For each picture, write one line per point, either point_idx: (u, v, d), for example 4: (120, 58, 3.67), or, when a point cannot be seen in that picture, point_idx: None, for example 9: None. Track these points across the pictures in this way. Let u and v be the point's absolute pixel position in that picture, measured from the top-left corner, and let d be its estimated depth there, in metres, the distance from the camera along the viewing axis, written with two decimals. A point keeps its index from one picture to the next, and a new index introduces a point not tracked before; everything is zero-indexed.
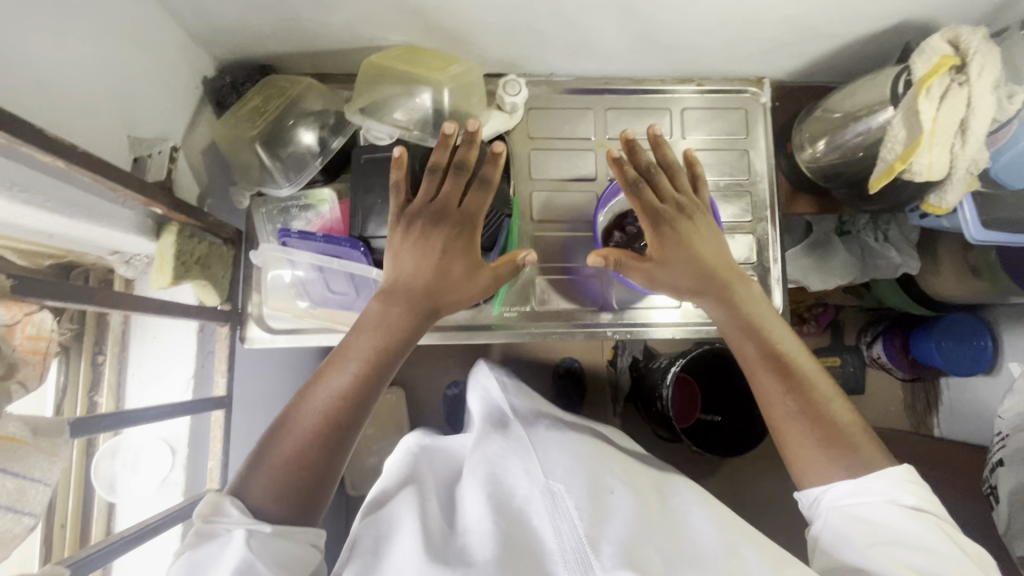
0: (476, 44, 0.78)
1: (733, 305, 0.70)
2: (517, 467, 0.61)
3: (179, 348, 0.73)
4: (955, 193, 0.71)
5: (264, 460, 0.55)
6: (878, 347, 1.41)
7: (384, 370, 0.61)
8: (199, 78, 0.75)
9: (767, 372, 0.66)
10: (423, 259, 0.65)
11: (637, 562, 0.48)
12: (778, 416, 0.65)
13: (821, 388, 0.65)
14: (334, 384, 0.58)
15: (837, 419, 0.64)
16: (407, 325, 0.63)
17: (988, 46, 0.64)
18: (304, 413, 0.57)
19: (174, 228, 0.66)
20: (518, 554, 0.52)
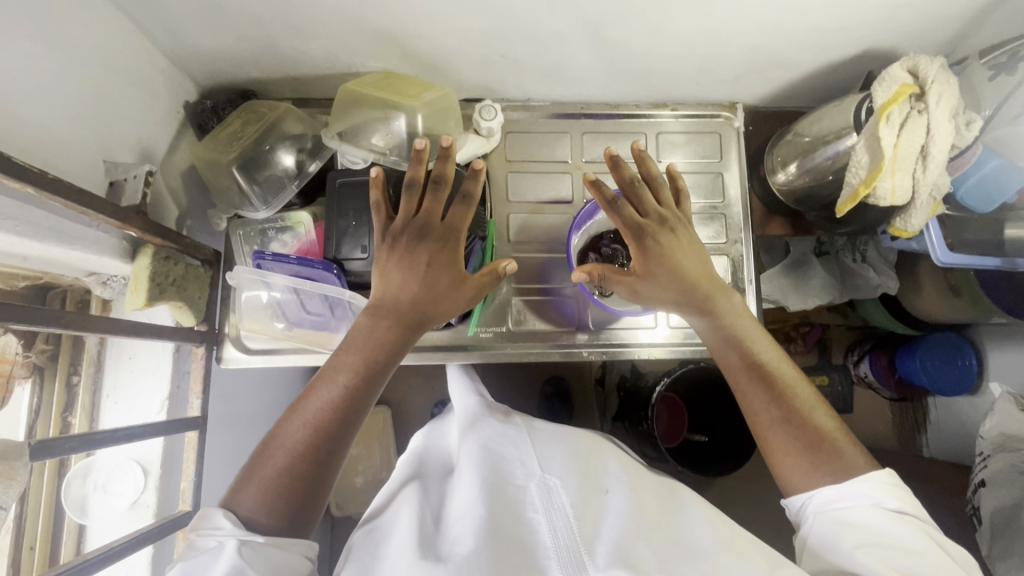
0: (453, 70, 0.80)
1: (716, 318, 0.71)
2: (512, 455, 0.61)
3: (155, 368, 0.73)
4: (920, 218, 0.72)
5: (255, 477, 0.55)
6: (865, 365, 1.42)
7: (374, 383, 0.62)
8: (180, 103, 0.77)
9: (754, 385, 0.67)
10: (408, 272, 0.65)
11: (629, 561, 0.49)
12: (764, 426, 0.66)
13: (803, 397, 0.65)
14: (323, 400, 0.59)
15: (821, 426, 0.64)
16: (393, 336, 0.64)
17: (945, 75, 0.65)
18: (293, 429, 0.58)
19: (150, 250, 0.67)
20: (512, 544, 0.52)
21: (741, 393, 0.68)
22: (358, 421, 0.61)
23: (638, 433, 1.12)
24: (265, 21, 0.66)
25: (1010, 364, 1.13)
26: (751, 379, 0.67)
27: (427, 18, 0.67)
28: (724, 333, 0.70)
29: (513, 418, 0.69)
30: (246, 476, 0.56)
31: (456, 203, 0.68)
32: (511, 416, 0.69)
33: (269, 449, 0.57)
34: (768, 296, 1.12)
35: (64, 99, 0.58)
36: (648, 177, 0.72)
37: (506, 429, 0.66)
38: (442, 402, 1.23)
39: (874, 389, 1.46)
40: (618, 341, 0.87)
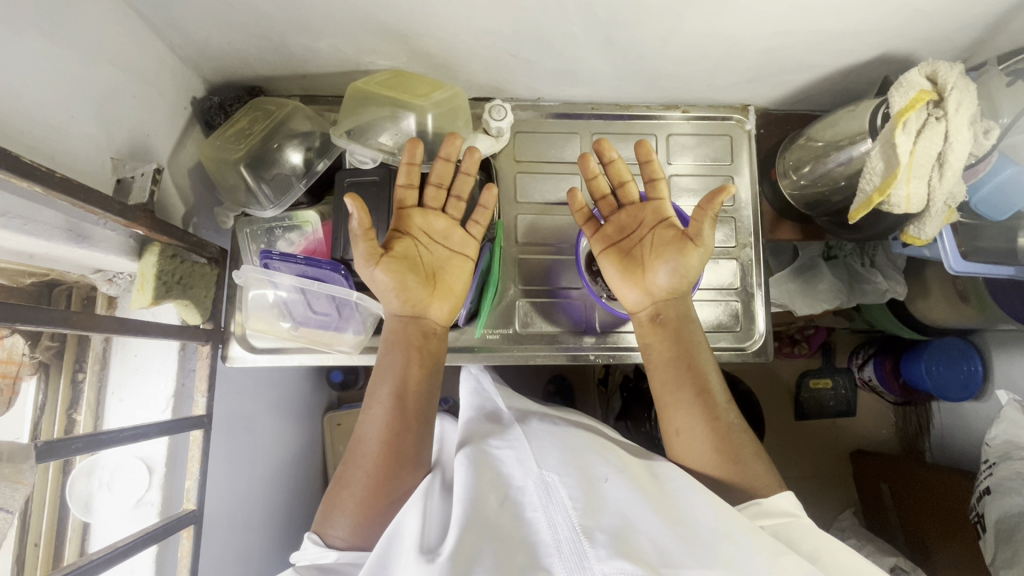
0: (462, 70, 0.79)
1: (670, 337, 0.74)
2: (508, 456, 0.64)
3: (161, 366, 0.73)
4: (934, 226, 0.71)
5: (333, 508, 0.66)
6: (869, 370, 1.43)
7: (411, 403, 0.70)
8: (188, 99, 0.76)
9: (683, 398, 0.71)
10: (391, 280, 0.70)
11: (629, 552, 0.51)
12: (684, 440, 0.70)
13: (724, 420, 0.70)
14: (372, 432, 0.68)
15: (738, 447, 0.69)
16: (424, 359, 0.72)
17: (965, 81, 0.65)
18: (356, 462, 0.68)
19: (157, 248, 0.67)
20: (510, 548, 0.54)
21: (665, 405, 0.73)
22: (413, 438, 0.68)
23: (642, 435, 1.12)
24: (275, 19, 0.65)
25: (1016, 371, 1.11)
26: (675, 394, 0.72)
27: (438, 17, 0.66)
28: (660, 351, 0.74)
29: (512, 422, 0.71)
30: (328, 501, 0.67)
31: (434, 187, 0.74)
32: (507, 419, 0.72)
33: (341, 482, 0.67)
34: (776, 300, 1.11)
35: (72, 95, 0.57)
36: (617, 174, 0.77)
37: (504, 432, 0.69)
38: (446, 401, 1.24)
39: (878, 393, 1.47)
40: (626, 344, 0.87)
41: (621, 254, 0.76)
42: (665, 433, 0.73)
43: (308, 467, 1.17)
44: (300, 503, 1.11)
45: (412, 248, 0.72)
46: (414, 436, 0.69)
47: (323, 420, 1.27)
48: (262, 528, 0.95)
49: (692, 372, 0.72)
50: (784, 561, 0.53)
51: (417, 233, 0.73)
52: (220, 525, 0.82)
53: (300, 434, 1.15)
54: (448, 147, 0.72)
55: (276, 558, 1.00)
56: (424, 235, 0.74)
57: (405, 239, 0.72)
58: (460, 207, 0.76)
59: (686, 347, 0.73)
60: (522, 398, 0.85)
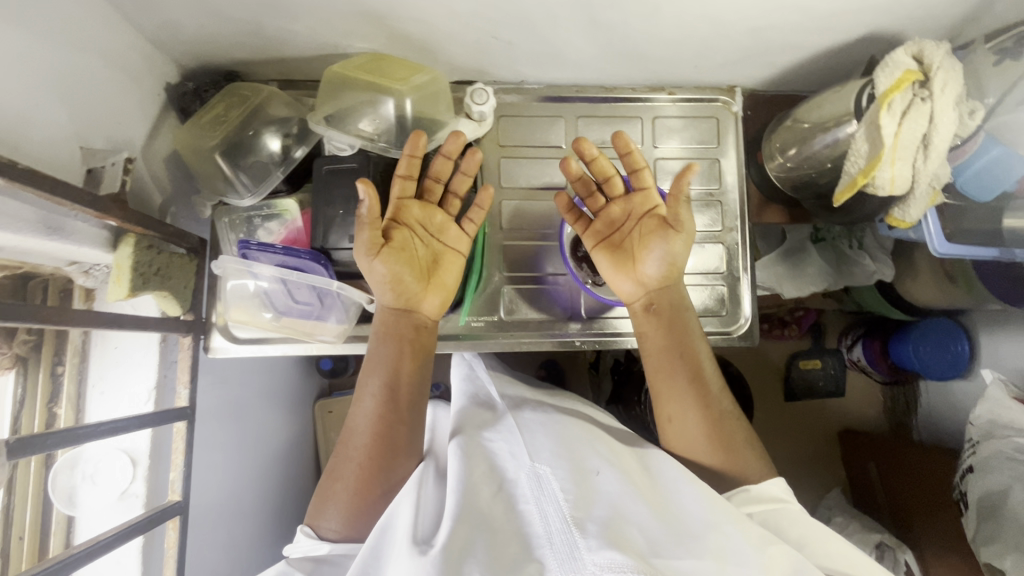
0: (443, 52, 0.77)
1: (666, 326, 0.73)
2: (502, 448, 0.64)
3: (142, 359, 0.72)
4: (919, 209, 0.71)
5: (327, 500, 0.66)
6: (858, 350, 1.45)
7: (404, 395, 0.69)
8: (161, 85, 0.75)
9: (679, 386, 0.71)
10: (387, 272, 0.69)
11: (618, 542, 0.51)
12: (680, 428, 0.70)
13: (721, 408, 0.70)
14: (364, 423, 0.68)
15: (733, 434, 0.69)
16: (415, 350, 0.72)
17: (951, 61, 0.64)
18: (349, 453, 0.67)
19: (132, 239, 0.65)
20: (502, 541, 0.54)
21: (659, 392, 0.73)
22: (405, 431, 0.68)
23: (631, 418, 1.14)
24: (247, 1, 0.63)
25: (1004, 351, 1.12)
26: (670, 382, 0.72)
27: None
28: (655, 340, 0.74)
29: (505, 413, 0.71)
30: (321, 494, 0.67)
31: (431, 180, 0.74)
32: (501, 410, 0.72)
33: (334, 474, 0.67)
34: (764, 283, 1.11)
35: (36, 82, 0.55)
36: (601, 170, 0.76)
37: (498, 424, 0.69)
38: (439, 385, 1.26)
39: (867, 373, 1.48)
40: (611, 330, 0.86)
41: (612, 247, 0.76)
42: (658, 418, 0.73)
43: (299, 455, 1.17)
44: (293, 490, 1.12)
45: (410, 238, 0.71)
46: (406, 427, 0.69)
47: (315, 408, 1.27)
48: (254, 517, 0.96)
49: (686, 362, 0.72)
50: (773, 552, 0.54)
51: (415, 224, 0.72)
52: (210, 515, 0.82)
53: (291, 423, 1.15)
54: (455, 138, 0.71)
55: (269, 545, 1.01)
56: (421, 227, 0.73)
57: (403, 229, 0.71)
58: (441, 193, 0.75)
59: (681, 337, 0.73)
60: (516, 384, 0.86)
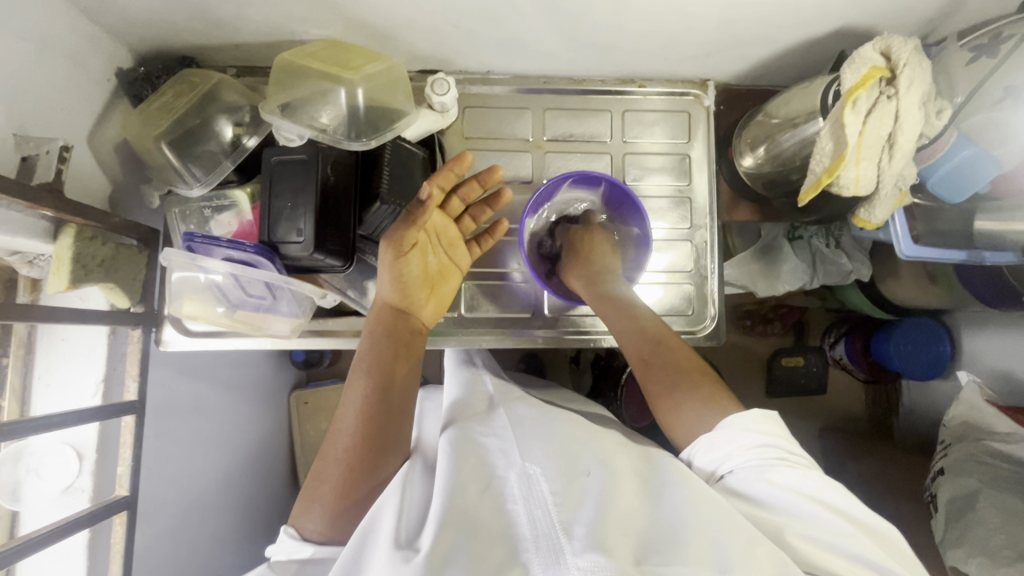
0: (403, 40, 0.75)
1: (624, 319, 0.74)
2: (493, 445, 0.63)
3: (89, 352, 0.71)
4: (884, 209, 0.69)
5: (311, 501, 0.62)
6: (840, 348, 1.43)
7: (396, 390, 0.67)
8: (111, 70, 0.72)
9: (654, 366, 0.69)
10: (399, 269, 0.70)
11: (605, 545, 0.49)
12: (668, 406, 0.67)
13: (692, 373, 0.67)
14: (351, 420, 0.65)
15: (708, 392, 0.65)
16: (407, 343, 0.71)
17: (918, 58, 0.62)
18: (334, 451, 0.64)
19: (72, 229, 0.63)
20: (489, 540, 0.52)
21: (661, 393, 0.67)
22: (396, 428, 0.66)
23: None
24: None
25: (988, 350, 1.12)
26: (649, 367, 0.69)
27: None
28: (626, 334, 0.73)
29: (497, 408, 0.71)
30: (305, 497, 0.63)
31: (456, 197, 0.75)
32: (495, 408, 0.71)
33: (318, 474, 0.63)
34: (736, 282, 1.10)
35: None
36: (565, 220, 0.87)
37: (490, 421, 0.68)
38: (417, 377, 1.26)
39: (848, 371, 1.45)
40: (581, 328, 0.86)
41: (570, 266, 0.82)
42: (659, 417, 0.68)
43: (272, 446, 1.17)
44: (264, 482, 1.11)
45: (427, 244, 0.73)
46: (395, 422, 0.66)
47: (291, 398, 1.26)
48: (218, 509, 0.95)
49: (677, 358, 0.69)
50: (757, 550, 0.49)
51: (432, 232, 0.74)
52: (165, 509, 0.81)
53: (264, 414, 1.14)
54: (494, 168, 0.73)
55: (237, 536, 1.00)
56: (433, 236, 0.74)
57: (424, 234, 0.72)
58: (459, 207, 0.76)
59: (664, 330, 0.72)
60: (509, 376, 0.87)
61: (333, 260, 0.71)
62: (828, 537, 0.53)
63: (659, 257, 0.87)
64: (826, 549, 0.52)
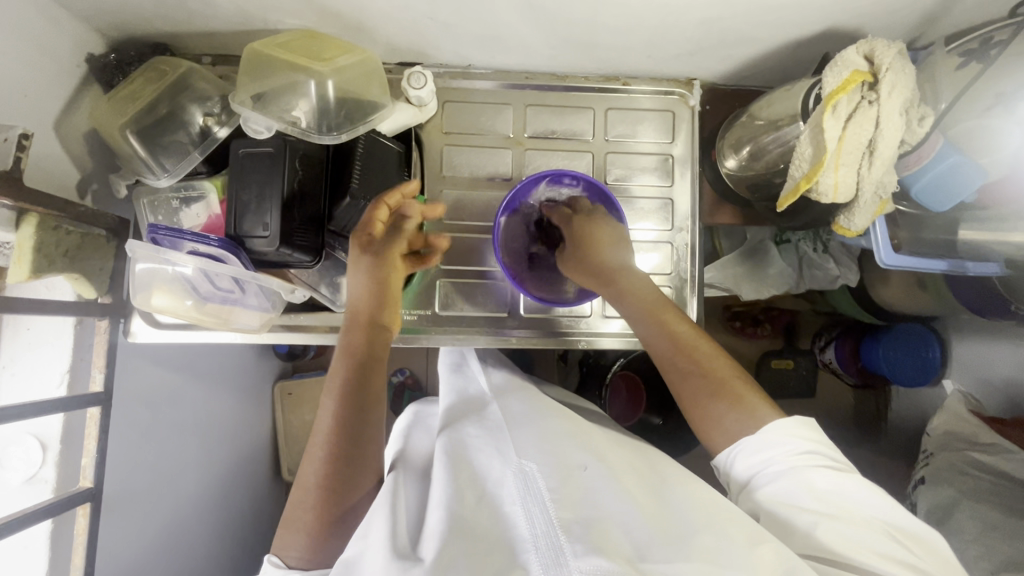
0: (379, 32, 0.73)
1: (657, 324, 0.71)
2: (483, 445, 0.60)
3: (54, 343, 0.69)
4: (864, 218, 0.68)
5: (294, 529, 0.61)
6: (829, 352, 1.37)
7: (364, 401, 0.65)
8: (82, 56, 0.70)
9: (687, 373, 0.67)
10: (372, 287, 0.70)
11: (604, 546, 0.46)
12: (698, 412, 0.66)
13: (724, 378, 0.66)
14: (322, 437, 0.64)
15: (739, 395, 0.64)
16: (372, 350, 0.69)
17: (901, 62, 0.60)
18: (309, 471, 0.63)
19: (34, 218, 0.62)
20: (487, 546, 0.49)
21: (695, 406, 0.66)
22: (367, 441, 0.64)
23: None
24: None
25: (975, 360, 1.11)
26: (680, 375, 0.68)
27: None
28: (657, 339, 0.70)
29: (489, 405, 0.68)
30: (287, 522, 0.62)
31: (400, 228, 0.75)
32: (489, 404, 0.68)
33: (297, 497, 0.62)
34: (719, 284, 1.08)
35: None
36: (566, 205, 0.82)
37: (486, 421, 0.65)
38: (402, 370, 1.26)
39: (836, 375, 1.39)
40: (559, 328, 0.85)
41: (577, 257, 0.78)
42: (697, 429, 0.67)
43: (255, 437, 1.16)
44: (245, 472, 1.11)
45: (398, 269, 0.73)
46: (365, 434, 0.64)
47: (275, 389, 1.26)
48: (195, 500, 0.95)
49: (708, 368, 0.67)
50: (764, 550, 0.49)
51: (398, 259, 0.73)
52: (138, 499, 0.80)
53: (247, 405, 1.14)
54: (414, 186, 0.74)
55: (216, 527, 1.00)
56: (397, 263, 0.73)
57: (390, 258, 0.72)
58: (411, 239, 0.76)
59: (693, 337, 0.70)
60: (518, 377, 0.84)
61: (302, 254, 0.70)
62: (855, 531, 0.54)
63: (646, 258, 0.86)
64: (853, 544, 0.53)
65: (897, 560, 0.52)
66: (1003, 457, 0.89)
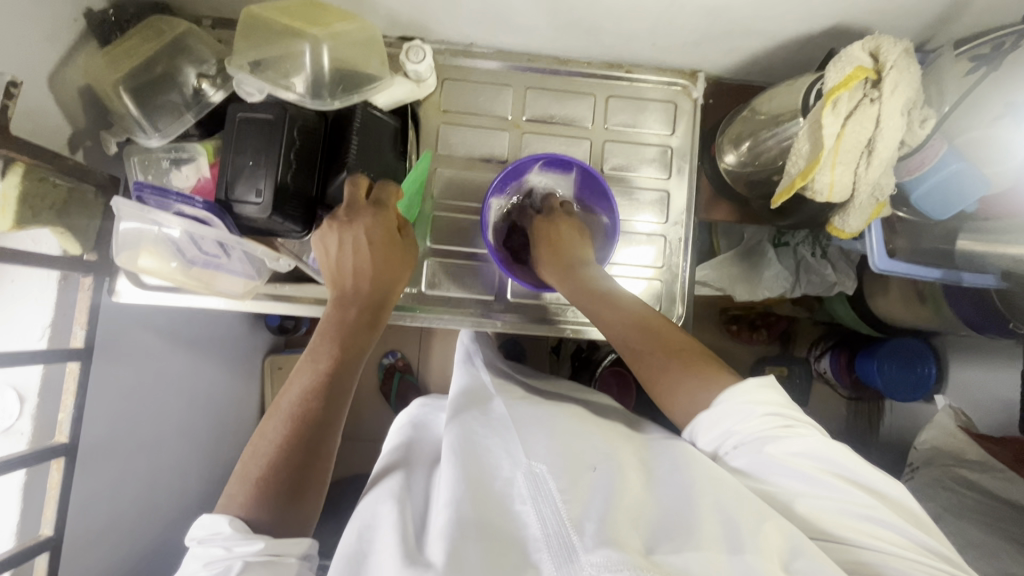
0: (380, 3, 0.72)
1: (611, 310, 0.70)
2: (496, 446, 0.59)
3: (36, 296, 0.69)
4: (860, 218, 0.67)
5: (250, 486, 0.55)
6: (825, 362, 1.33)
7: (346, 368, 0.64)
8: (80, 11, 0.69)
9: (646, 350, 0.66)
10: (377, 260, 0.68)
11: (617, 540, 0.46)
12: (659, 387, 0.64)
13: (678, 348, 0.64)
14: (296, 395, 0.61)
15: (695, 361, 0.63)
16: (362, 326, 0.67)
17: (906, 61, 0.59)
18: (275, 426, 0.59)
19: (21, 168, 0.61)
20: (500, 547, 0.48)
21: (654, 377, 0.64)
22: (340, 409, 0.62)
23: None
24: None
25: (973, 379, 1.10)
26: (641, 352, 0.66)
27: None
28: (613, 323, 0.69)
29: (495, 403, 0.67)
30: (240, 478, 0.56)
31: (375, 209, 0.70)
32: (493, 399, 0.68)
33: (255, 452, 0.57)
34: (715, 283, 1.06)
35: None
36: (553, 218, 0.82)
37: (489, 417, 0.64)
38: (393, 352, 1.25)
39: (832, 386, 1.37)
40: (546, 315, 0.84)
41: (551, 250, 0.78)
42: (659, 398, 0.64)
43: (241, 408, 1.16)
44: (229, 442, 1.11)
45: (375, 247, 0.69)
46: (343, 403, 0.62)
47: (264, 362, 1.26)
48: (176, 465, 0.95)
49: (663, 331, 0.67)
50: (768, 533, 0.47)
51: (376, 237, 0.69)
52: (114, 459, 0.80)
53: (236, 375, 1.14)
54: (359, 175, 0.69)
55: (195, 495, 1.00)
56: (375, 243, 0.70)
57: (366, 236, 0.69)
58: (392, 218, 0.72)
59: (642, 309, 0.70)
60: (517, 377, 0.80)
61: (291, 225, 0.70)
62: (840, 504, 0.51)
63: (643, 251, 0.85)
64: (834, 518, 0.51)
65: (881, 524, 0.50)
66: (989, 475, 0.87)
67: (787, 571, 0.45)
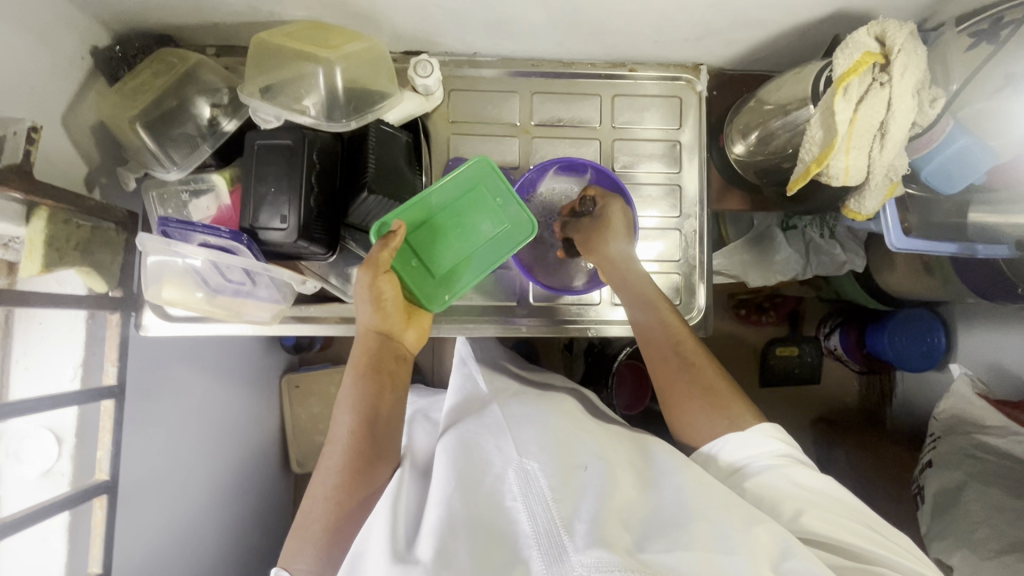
0: (386, 21, 0.73)
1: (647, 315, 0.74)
2: (489, 443, 0.59)
3: (66, 336, 0.69)
4: (875, 199, 0.68)
5: (310, 531, 0.60)
6: (834, 339, 1.35)
7: (377, 407, 0.64)
8: (87, 49, 0.69)
9: (674, 370, 0.70)
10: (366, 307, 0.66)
11: (606, 539, 0.47)
12: (680, 402, 0.69)
13: (705, 377, 0.70)
14: (335, 441, 0.63)
15: (718, 390, 0.69)
16: (382, 358, 0.66)
17: (913, 43, 0.60)
18: (324, 470, 0.63)
19: (44, 212, 0.62)
20: (489, 544, 0.48)
21: (679, 398, 0.70)
22: (379, 447, 0.63)
23: None
24: None
25: (977, 343, 1.11)
26: (671, 373, 0.71)
27: None
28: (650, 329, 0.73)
29: (489, 403, 0.67)
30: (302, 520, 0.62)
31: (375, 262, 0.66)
32: (489, 404, 0.67)
33: (310, 494, 0.62)
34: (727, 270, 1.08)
35: None
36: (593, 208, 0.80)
37: (484, 419, 0.63)
38: None
39: (842, 361, 1.37)
40: (567, 315, 0.85)
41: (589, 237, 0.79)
42: (673, 420, 0.70)
43: (264, 429, 1.17)
44: (254, 464, 1.12)
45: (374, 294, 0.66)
46: (380, 439, 0.64)
47: (281, 383, 1.25)
48: (205, 493, 0.95)
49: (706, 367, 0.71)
50: (758, 533, 0.48)
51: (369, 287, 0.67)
52: (150, 491, 0.81)
53: (257, 398, 1.14)
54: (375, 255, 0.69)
55: (225, 521, 1.00)
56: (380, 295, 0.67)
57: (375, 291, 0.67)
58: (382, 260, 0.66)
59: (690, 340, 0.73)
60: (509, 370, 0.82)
61: (316, 247, 0.70)
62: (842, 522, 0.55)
63: (653, 245, 0.86)
64: (837, 528, 0.54)
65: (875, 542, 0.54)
66: (1009, 439, 0.87)
67: (777, 571, 0.47)
